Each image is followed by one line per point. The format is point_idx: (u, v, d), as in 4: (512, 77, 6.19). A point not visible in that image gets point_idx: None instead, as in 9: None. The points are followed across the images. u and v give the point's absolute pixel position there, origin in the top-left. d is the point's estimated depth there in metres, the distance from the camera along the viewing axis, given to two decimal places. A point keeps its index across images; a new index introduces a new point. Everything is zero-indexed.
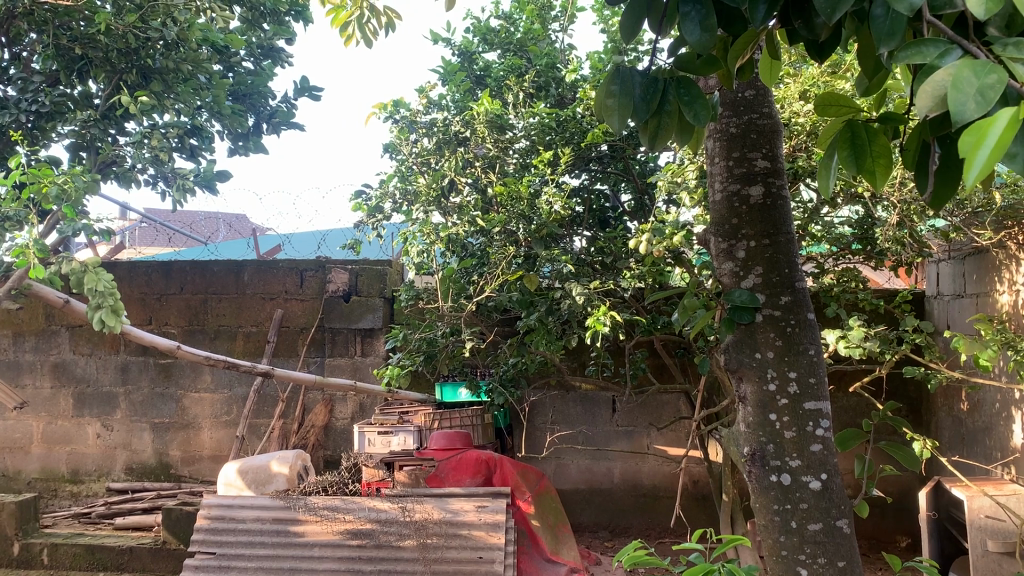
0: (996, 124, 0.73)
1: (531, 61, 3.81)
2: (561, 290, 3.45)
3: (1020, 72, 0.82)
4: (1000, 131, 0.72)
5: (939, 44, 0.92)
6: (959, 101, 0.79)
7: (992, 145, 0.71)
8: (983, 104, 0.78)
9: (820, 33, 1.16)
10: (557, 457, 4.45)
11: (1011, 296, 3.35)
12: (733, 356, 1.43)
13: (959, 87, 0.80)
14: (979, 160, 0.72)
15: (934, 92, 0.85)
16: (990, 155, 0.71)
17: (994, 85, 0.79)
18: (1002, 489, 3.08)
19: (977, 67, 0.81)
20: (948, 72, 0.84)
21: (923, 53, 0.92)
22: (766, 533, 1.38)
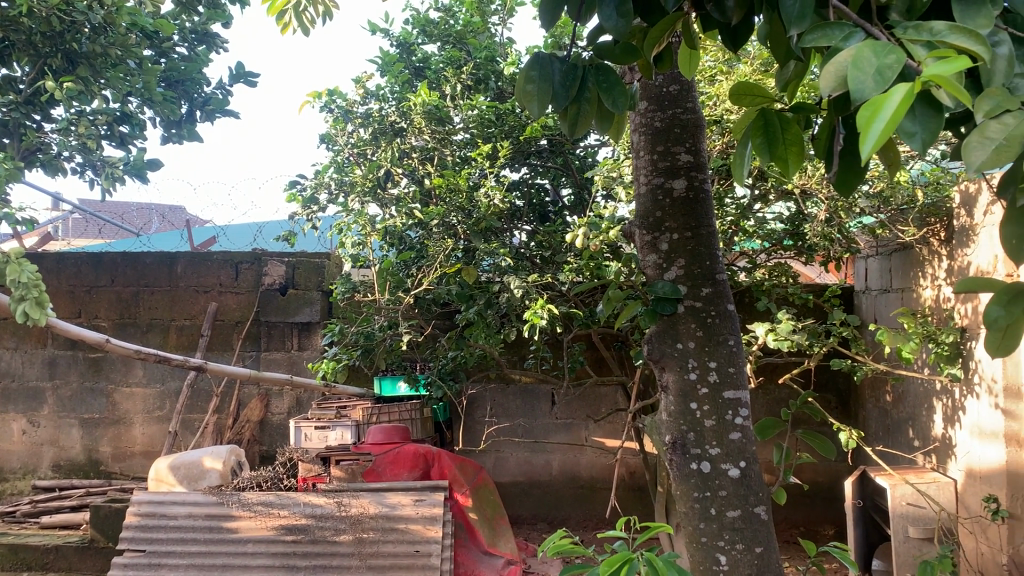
0: (891, 99, 0.72)
1: (470, 53, 3.79)
2: (500, 284, 3.45)
3: (916, 51, 0.82)
4: (895, 104, 0.71)
5: (845, 26, 0.92)
6: (858, 80, 0.78)
7: (887, 118, 0.70)
8: (881, 82, 0.77)
9: (733, 15, 1.16)
10: (497, 451, 4.45)
11: (933, 290, 3.47)
12: (656, 346, 1.45)
13: (859, 67, 0.79)
14: (873, 134, 0.71)
15: (835, 73, 0.83)
16: (886, 129, 0.69)
17: (892, 65, 0.78)
18: (924, 477, 3.20)
19: (877, 49, 0.80)
20: (848, 54, 0.83)
21: (829, 36, 0.92)
22: (687, 520, 1.40)
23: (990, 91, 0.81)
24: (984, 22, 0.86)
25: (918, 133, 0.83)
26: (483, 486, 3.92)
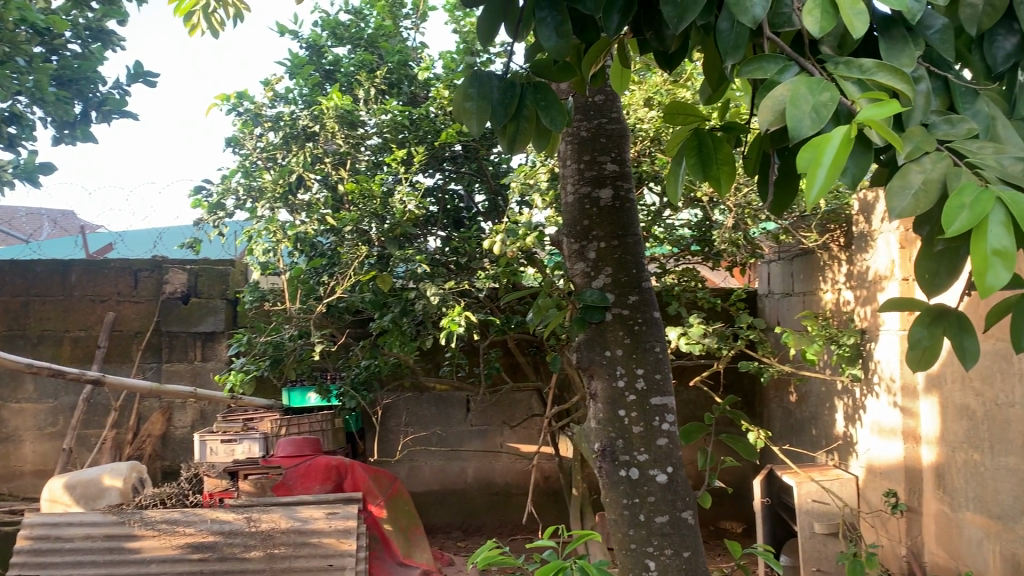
0: (831, 140, 0.72)
1: (382, 57, 3.74)
2: (416, 291, 3.44)
3: (850, 89, 0.80)
4: (834, 146, 0.71)
5: (778, 59, 0.87)
6: (796, 117, 0.75)
7: (830, 160, 0.71)
8: (818, 120, 0.75)
9: (672, 44, 1.09)
10: (411, 460, 4.39)
11: (833, 294, 3.63)
12: (585, 354, 1.44)
13: (795, 103, 0.77)
14: (817, 176, 0.71)
15: (773, 106, 0.80)
16: (829, 173, 0.70)
17: (828, 103, 0.76)
18: (827, 473, 3.33)
19: (812, 85, 0.79)
20: (785, 88, 0.80)
21: (763, 69, 0.87)
22: (616, 527, 1.40)
23: (909, 131, 0.83)
24: (908, 62, 0.87)
25: (851, 169, 0.82)
26: (398, 496, 3.88)
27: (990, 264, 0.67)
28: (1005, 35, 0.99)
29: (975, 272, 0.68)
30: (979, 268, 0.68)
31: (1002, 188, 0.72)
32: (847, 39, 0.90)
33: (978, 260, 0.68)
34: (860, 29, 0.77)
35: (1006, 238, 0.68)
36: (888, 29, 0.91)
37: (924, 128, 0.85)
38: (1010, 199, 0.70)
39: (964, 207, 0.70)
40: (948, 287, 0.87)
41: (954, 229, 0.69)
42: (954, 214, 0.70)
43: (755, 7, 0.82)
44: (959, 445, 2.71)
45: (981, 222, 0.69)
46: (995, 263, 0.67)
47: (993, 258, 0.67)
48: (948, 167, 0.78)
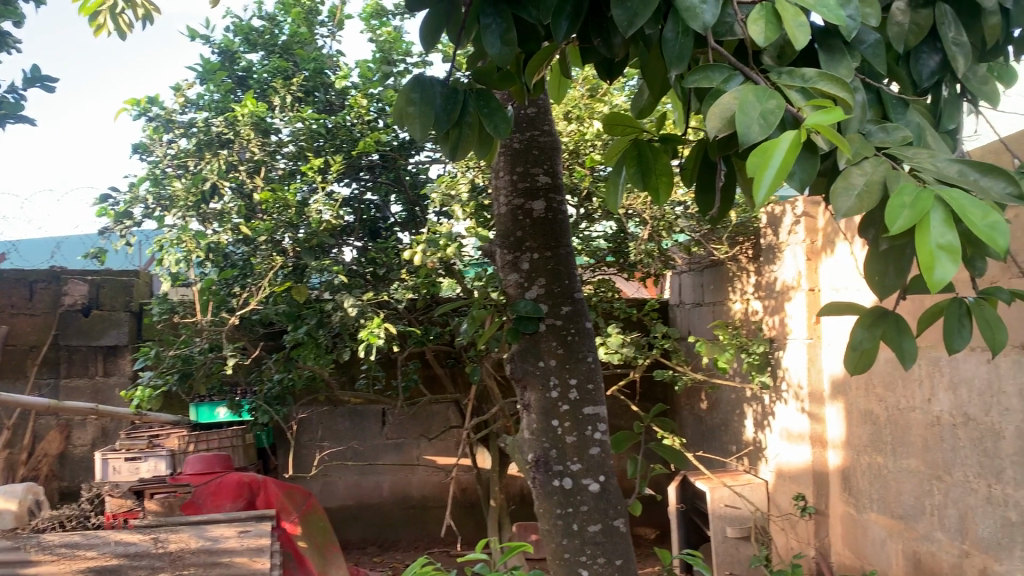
0: (780, 146, 0.74)
1: (298, 64, 3.67)
2: (332, 302, 3.40)
3: (794, 98, 0.83)
4: (783, 151, 0.73)
5: (723, 68, 0.89)
6: (745, 124, 0.77)
7: (777, 164, 0.72)
8: (766, 127, 0.77)
9: (620, 52, 1.11)
10: (325, 475, 4.30)
11: (742, 304, 3.75)
12: (518, 365, 1.44)
13: (744, 110, 0.78)
14: (765, 177, 0.72)
15: (722, 114, 0.81)
16: (777, 177, 0.71)
17: (775, 110, 0.78)
18: (738, 480, 3.46)
19: (758, 93, 0.81)
20: (732, 96, 0.82)
21: (710, 78, 0.89)
22: (549, 538, 1.39)
23: (848, 138, 0.86)
24: (846, 72, 0.91)
25: (797, 174, 0.84)
26: (313, 512, 3.80)
27: (938, 257, 0.68)
28: (930, 53, 1.07)
29: (923, 266, 0.69)
30: (926, 264, 0.69)
31: (939, 187, 0.75)
32: (787, 51, 0.93)
33: (924, 255, 0.69)
34: (801, 41, 0.79)
35: (949, 234, 0.69)
36: (826, 41, 0.95)
37: (861, 135, 0.88)
38: (949, 195, 0.72)
39: (906, 205, 0.72)
40: (897, 285, 0.92)
41: (896, 226, 0.70)
42: (897, 212, 0.71)
43: (705, 14, 0.84)
44: (863, 448, 2.83)
45: (923, 219, 0.71)
46: (941, 257, 0.68)
47: (938, 252, 0.69)
48: (887, 170, 0.80)
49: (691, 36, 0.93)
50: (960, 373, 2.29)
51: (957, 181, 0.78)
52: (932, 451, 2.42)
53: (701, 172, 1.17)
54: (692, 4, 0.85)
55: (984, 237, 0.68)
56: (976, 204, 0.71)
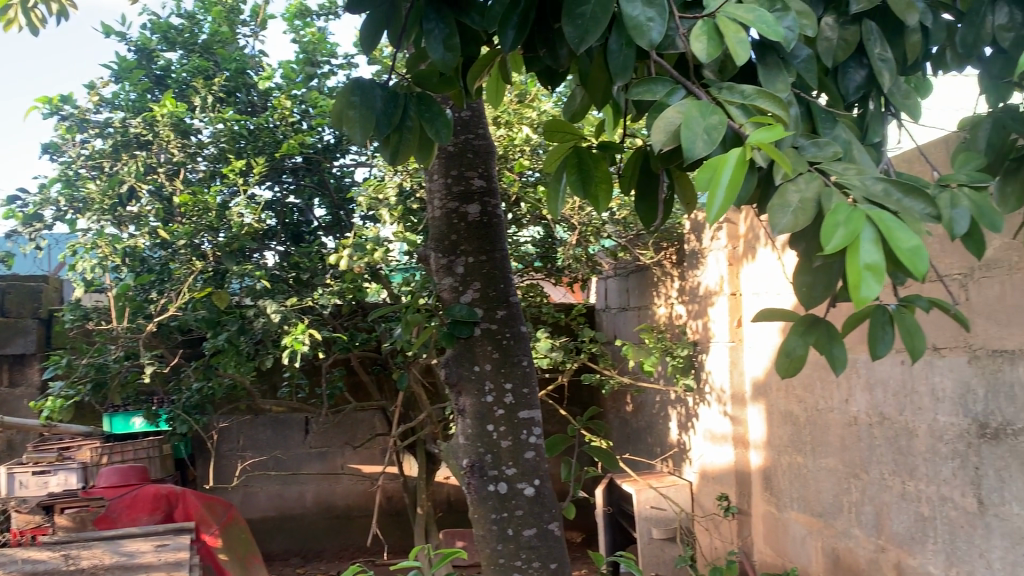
0: (727, 163, 0.74)
1: (219, 64, 3.58)
2: (255, 308, 3.32)
3: (736, 114, 0.84)
4: (731, 170, 0.74)
5: (665, 81, 0.90)
6: (690, 138, 0.78)
7: (727, 181, 0.73)
8: (711, 142, 0.78)
9: (565, 64, 1.11)
10: (246, 485, 4.19)
11: (666, 308, 3.82)
12: (453, 369, 1.43)
13: (689, 126, 0.79)
14: (715, 194, 0.73)
15: (667, 128, 0.82)
16: (728, 195, 0.72)
17: (718, 126, 0.80)
18: (663, 481, 3.52)
19: (702, 108, 0.82)
20: (676, 110, 0.83)
21: (652, 91, 0.89)
22: (483, 544, 1.37)
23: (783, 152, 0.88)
24: (783, 88, 0.93)
25: None
26: (233, 524, 3.70)
27: (864, 277, 0.69)
28: (856, 68, 1.11)
29: (849, 285, 0.70)
30: (853, 282, 0.70)
31: (869, 207, 0.77)
32: (727, 65, 0.96)
33: (852, 273, 0.70)
34: (743, 56, 0.80)
35: (876, 253, 0.71)
36: (764, 55, 0.97)
37: (795, 150, 0.90)
38: (878, 217, 0.74)
39: (839, 225, 0.74)
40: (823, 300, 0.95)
41: (831, 245, 0.72)
42: (831, 232, 0.73)
43: (651, 31, 0.85)
44: (784, 449, 2.91)
45: (853, 239, 0.72)
46: (867, 277, 0.69)
47: (865, 272, 0.70)
48: (820, 186, 0.82)
49: (634, 49, 0.94)
50: (876, 374, 2.37)
51: (884, 201, 0.80)
52: (849, 450, 2.50)
53: (640, 181, 1.19)
54: (639, 22, 0.85)
55: (906, 261, 0.70)
56: (906, 229, 0.73)
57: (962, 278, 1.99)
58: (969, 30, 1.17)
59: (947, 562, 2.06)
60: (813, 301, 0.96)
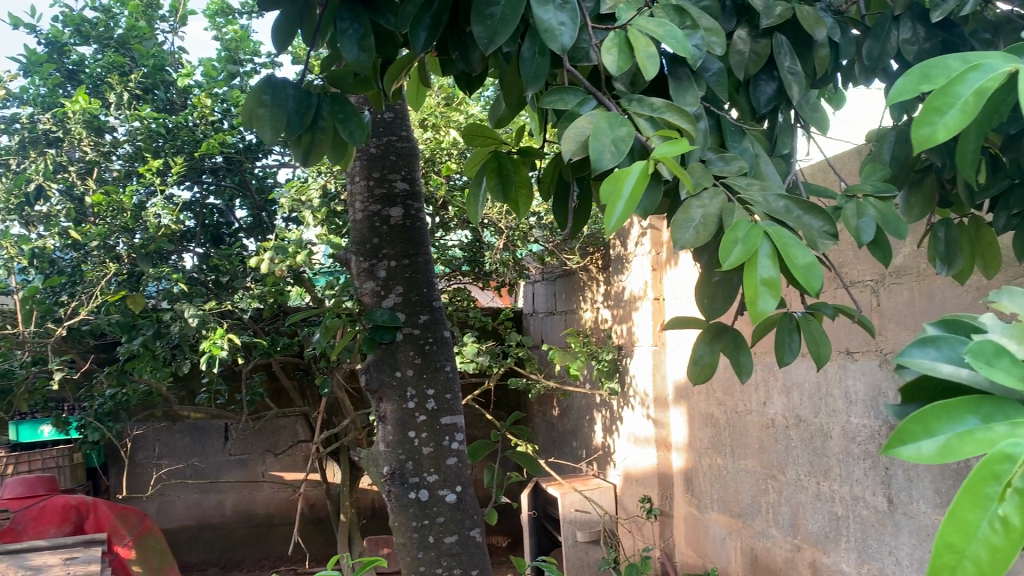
0: (630, 175, 0.75)
1: (135, 60, 3.46)
2: (171, 312, 3.21)
3: (644, 126, 0.85)
4: (633, 181, 0.74)
5: (577, 92, 0.91)
6: (598, 149, 0.78)
7: (629, 195, 0.74)
8: (618, 154, 0.79)
9: (478, 66, 1.11)
10: (162, 494, 4.06)
11: (592, 313, 3.85)
12: (374, 375, 1.40)
13: (597, 136, 0.80)
14: (617, 207, 0.73)
15: (576, 138, 0.82)
16: (627, 208, 0.73)
17: (626, 138, 0.80)
18: (588, 484, 3.55)
19: (611, 120, 0.82)
20: (586, 121, 0.83)
21: (565, 100, 0.89)
22: (404, 551, 1.35)
23: (690, 167, 0.90)
24: (693, 101, 0.94)
25: (644, 199, 0.87)
26: (148, 535, 3.58)
27: (760, 291, 0.72)
28: (767, 80, 1.12)
29: (747, 300, 0.72)
30: (750, 297, 0.72)
31: (768, 223, 0.79)
32: (638, 77, 0.96)
33: (749, 288, 0.72)
34: (651, 74, 0.81)
35: (772, 268, 0.73)
36: (675, 68, 0.97)
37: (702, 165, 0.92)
38: (775, 233, 0.77)
39: (739, 241, 0.76)
40: (725, 311, 0.97)
41: (729, 261, 0.73)
42: (729, 249, 0.75)
43: (562, 36, 0.85)
44: (704, 450, 2.96)
45: (752, 255, 0.74)
46: (763, 291, 0.71)
47: (762, 287, 0.72)
48: (723, 202, 0.85)
49: (547, 56, 0.94)
50: (793, 377, 2.43)
51: (783, 217, 0.84)
52: (767, 451, 2.56)
53: (556, 190, 1.18)
54: (551, 25, 0.85)
55: (801, 277, 0.73)
56: (799, 244, 0.76)
57: (873, 284, 2.05)
58: (874, 44, 1.18)
59: (860, 560, 2.12)
60: (716, 314, 0.97)
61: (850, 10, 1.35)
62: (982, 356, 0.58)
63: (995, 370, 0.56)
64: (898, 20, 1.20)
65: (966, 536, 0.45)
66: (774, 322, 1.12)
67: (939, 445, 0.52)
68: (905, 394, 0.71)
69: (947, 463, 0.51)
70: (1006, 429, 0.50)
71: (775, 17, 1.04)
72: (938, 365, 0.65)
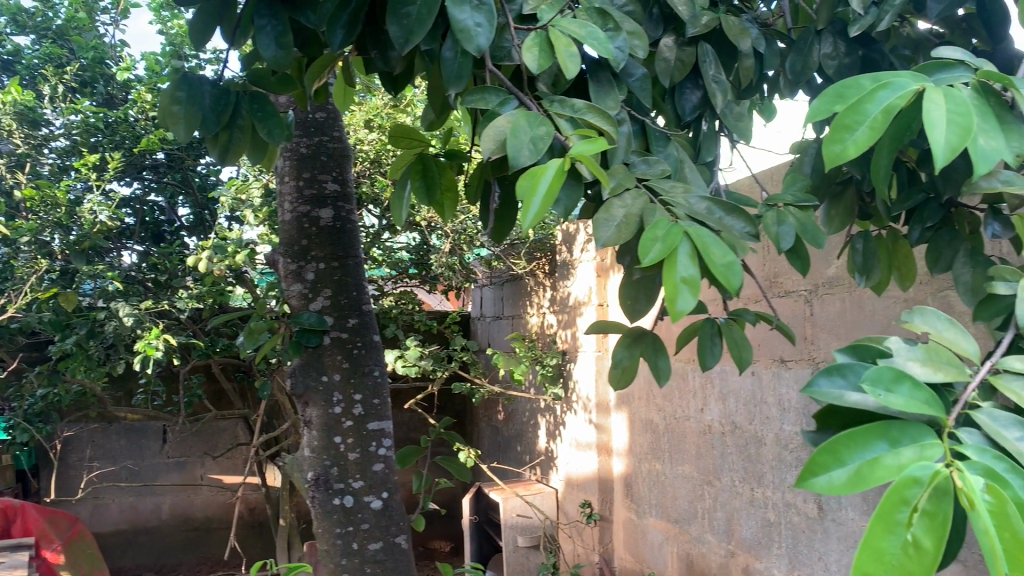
0: (545, 172, 0.74)
1: (74, 52, 3.36)
2: (105, 311, 3.12)
3: (563, 126, 0.85)
4: (549, 176, 0.73)
5: (499, 91, 0.90)
6: (516, 147, 0.78)
7: (544, 190, 0.72)
8: (536, 153, 0.78)
9: (397, 66, 1.09)
10: (95, 496, 3.95)
11: (538, 318, 3.86)
12: (300, 380, 1.38)
13: (515, 134, 0.79)
14: (533, 204, 0.72)
15: (496, 136, 0.81)
16: (542, 203, 0.71)
17: (545, 137, 0.80)
18: (530, 489, 3.56)
19: (530, 118, 0.82)
20: (506, 119, 0.83)
21: (486, 99, 0.89)
22: (328, 558, 1.33)
23: (612, 169, 0.89)
24: (614, 105, 0.94)
25: (562, 201, 0.87)
26: (78, 539, 3.48)
27: (681, 289, 0.71)
28: (692, 89, 1.14)
29: (667, 298, 0.71)
30: (670, 294, 0.71)
31: (688, 224, 0.79)
32: (559, 79, 0.96)
33: (670, 286, 0.72)
34: (572, 72, 0.81)
35: (692, 267, 0.73)
36: (596, 72, 0.97)
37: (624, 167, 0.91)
38: (695, 233, 0.77)
39: (658, 239, 0.75)
40: (647, 312, 0.97)
41: (648, 258, 0.73)
42: (649, 246, 0.75)
43: (479, 36, 0.84)
44: (644, 456, 2.98)
45: (671, 253, 0.74)
46: (683, 290, 0.71)
47: (681, 285, 0.71)
48: (646, 203, 0.84)
49: (469, 57, 0.94)
50: (728, 385, 2.46)
51: (705, 218, 0.83)
52: (704, 458, 2.59)
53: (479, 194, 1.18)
54: (467, 26, 0.85)
55: (721, 277, 0.72)
56: (719, 243, 0.75)
57: (808, 295, 2.09)
58: (797, 58, 1.20)
59: (790, 566, 2.15)
60: (637, 315, 0.98)
61: (777, 23, 1.37)
62: (881, 383, 0.60)
63: (895, 397, 0.58)
64: (821, 34, 1.21)
65: (880, 562, 0.48)
66: (697, 328, 1.13)
67: (850, 473, 0.56)
68: (821, 420, 0.73)
69: (859, 491, 0.54)
70: (912, 455, 0.54)
71: (701, 26, 1.05)
72: (845, 394, 0.68)
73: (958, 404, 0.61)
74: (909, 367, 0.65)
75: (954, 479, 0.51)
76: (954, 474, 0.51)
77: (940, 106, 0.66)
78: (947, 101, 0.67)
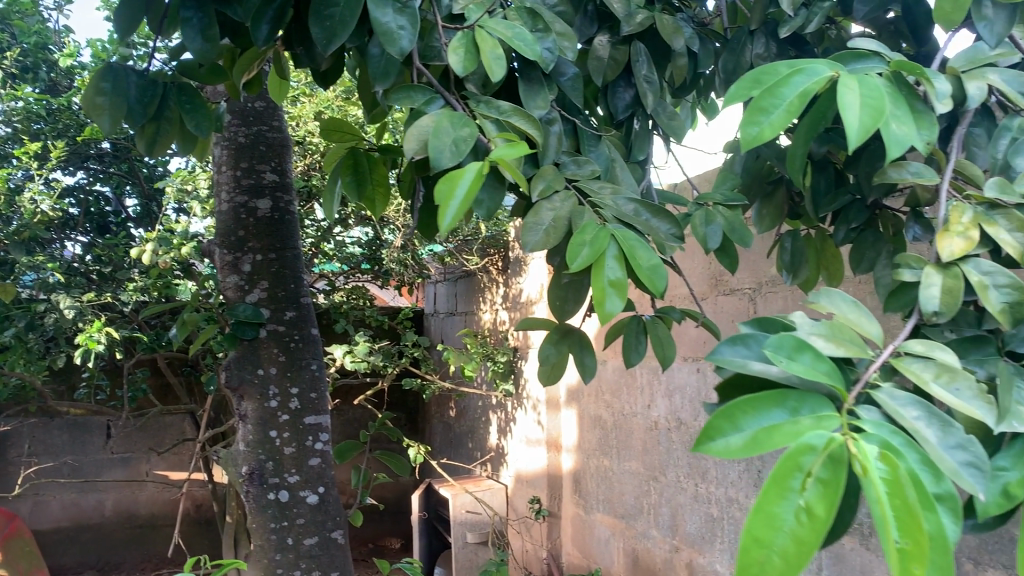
0: (465, 175, 0.74)
1: (15, 37, 3.27)
2: (47, 303, 3.04)
3: (488, 128, 0.85)
4: (468, 180, 0.73)
5: (426, 91, 0.89)
6: (437, 148, 0.78)
7: (462, 194, 0.72)
8: (457, 155, 0.78)
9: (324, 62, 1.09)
10: (35, 493, 3.85)
11: (491, 314, 3.85)
12: (235, 373, 1.36)
13: (438, 135, 0.79)
14: (451, 207, 0.72)
15: (418, 136, 0.81)
16: (460, 205, 0.71)
17: (467, 139, 0.80)
18: (479, 485, 3.55)
19: (454, 119, 0.82)
20: (430, 119, 0.82)
21: (412, 99, 0.88)
22: (262, 553, 1.31)
23: (542, 169, 0.88)
24: (543, 105, 0.95)
25: (485, 202, 0.87)
26: (15, 537, 3.38)
27: (607, 293, 0.72)
28: (625, 87, 1.15)
29: (594, 301, 0.72)
30: (598, 298, 0.72)
31: (615, 226, 0.79)
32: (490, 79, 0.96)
33: (596, 289, 0.72)
34: (497, 75, 0.81)
35: (618, 270, 0.73)
36: (527, 71, 0.97)
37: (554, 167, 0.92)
38: (622, 236, 0.77)
39: (585, 243, 0.75)
40: (575, 312, 0.97)
41: (575, 263, 0.73)
42: (576, 250, 0.74)
43: (402, 39, 0.84)
44: (592, 452, 2.99)
45: (598, 257, 0.74)
46: (611, 293, 0.72)
47: (609, 288, 0.72)
48: (573, 205, 0.85)
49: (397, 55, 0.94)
50: (674, 382, 2.48)
51: (631, 220, 0.84)
52: (650, 453, 2.61)
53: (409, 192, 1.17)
54: (389, 29, 0.84)
55: (646, 279, 0.74)
56: (644, 247, 0.76)
57: (751, 292, 2.11)
58: (729, 58, 1.22)
59: (731, 560, 2.18)
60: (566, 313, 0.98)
61: (714, 23, 1.38)
62: (783, 350, 0.62)
63: (797, 364, 0.60)
64: (754, 35, 1.24)
65: (773, 528, 0.48)
66: (622, 326, 1.14)
67: (746, 438, 0.57)
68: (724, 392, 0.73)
69: (756, 454, 0.55)
70: (809, 424, 0.55)
71: (636, 25, 1.06)
72: (749, 362, 0.68)
73: (858, 383, 0.62)
74: (812, 339, 0.66)
75: (849, 448, 0.52)
76: (849, 442, 0.52)
77: (853, 90, 0.67)
78: (860, 86, 0.69)
